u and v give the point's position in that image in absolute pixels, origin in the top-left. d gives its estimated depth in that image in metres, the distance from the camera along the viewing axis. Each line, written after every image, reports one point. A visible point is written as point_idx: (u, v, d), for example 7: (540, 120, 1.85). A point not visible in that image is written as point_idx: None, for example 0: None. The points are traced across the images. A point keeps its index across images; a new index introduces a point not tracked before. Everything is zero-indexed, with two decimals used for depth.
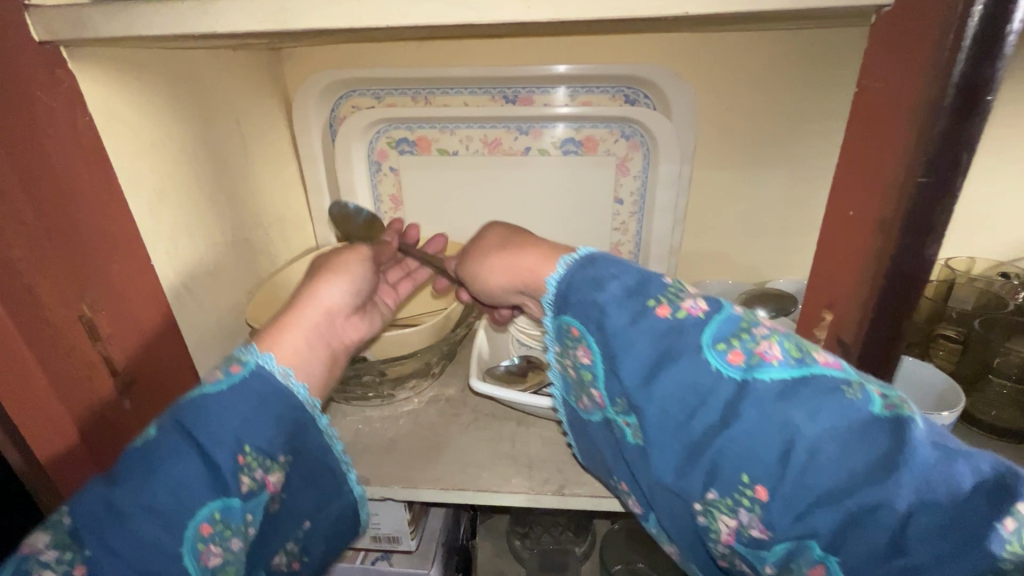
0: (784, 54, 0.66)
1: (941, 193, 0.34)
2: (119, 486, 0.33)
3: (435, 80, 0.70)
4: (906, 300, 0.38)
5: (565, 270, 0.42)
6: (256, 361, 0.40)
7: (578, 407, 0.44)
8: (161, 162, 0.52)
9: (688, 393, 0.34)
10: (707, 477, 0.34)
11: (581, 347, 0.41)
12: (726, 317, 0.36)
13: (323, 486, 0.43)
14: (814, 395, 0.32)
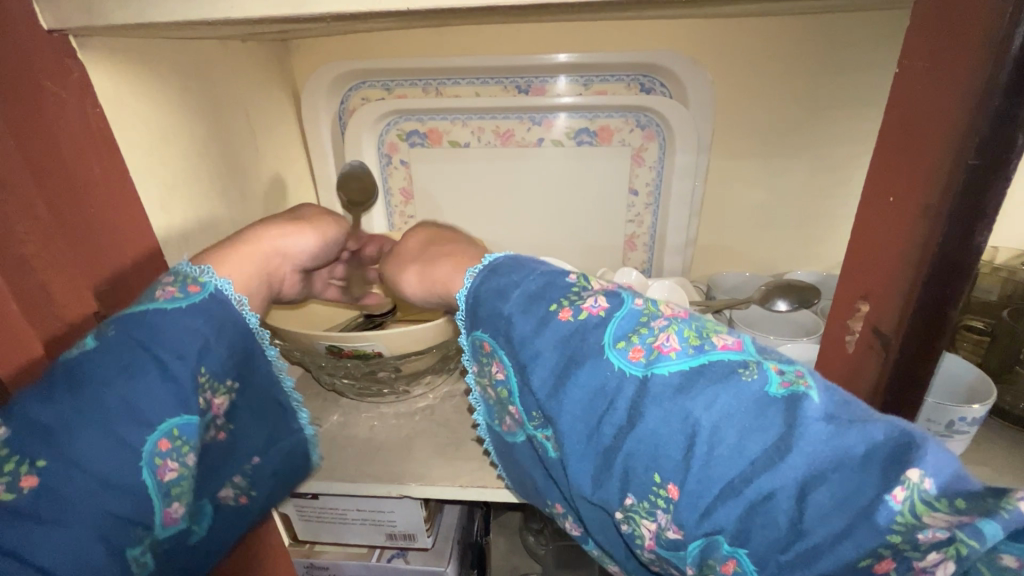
0: (809, 37, 0.62)
1: (991, 180, 0.28)
2: (57, 398, 0.31)
3: (445, 70, 0.68)
4: (951, 292, 0.31)
5: (473, 281, 0.39)
6: (215, 284, 0.39)
7: (505, 425, 0.40)
8: (175, 155, 0.50)
9: (595, 397, 0.31)
10: (623, 483, 0.30)
11: (496, 363, 0.37)
12: (625, 313, 0.33)
13: (271, 421, 0.45)
14: (709, 385, 0.29)
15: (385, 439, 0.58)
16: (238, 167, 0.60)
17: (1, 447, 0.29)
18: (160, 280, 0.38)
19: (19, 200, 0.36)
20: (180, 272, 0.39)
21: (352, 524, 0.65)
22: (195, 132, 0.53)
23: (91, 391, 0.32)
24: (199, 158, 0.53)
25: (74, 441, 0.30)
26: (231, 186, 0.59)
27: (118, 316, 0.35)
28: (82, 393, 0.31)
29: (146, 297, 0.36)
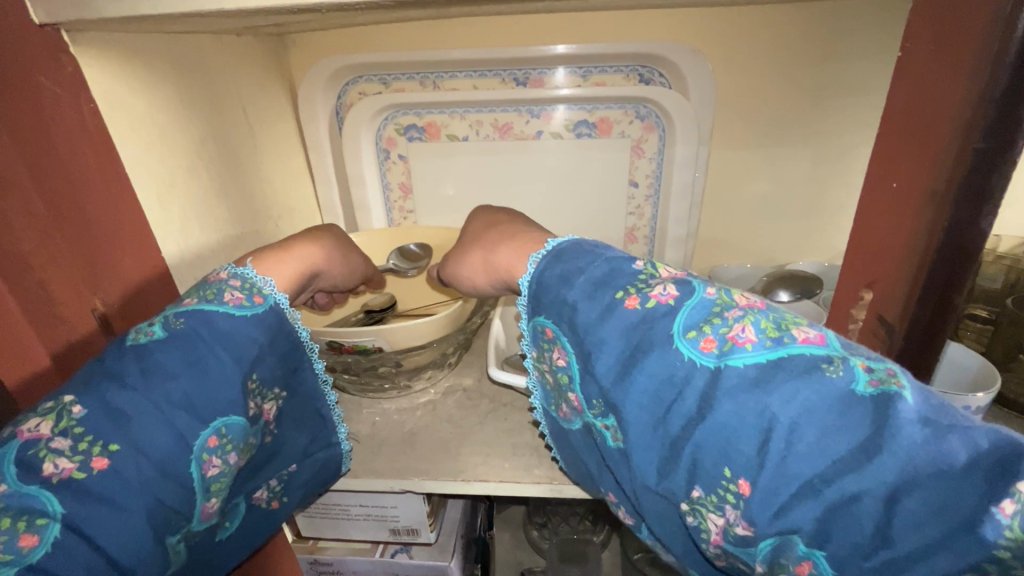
0: (811, 24, 0.61)
1: (998, 160, 0.27)
2: (125, 384, 0.32)
3: (443, 63, 0.67)
4: (958, 275, 0.30)
5: (535, 267, 0.39)
6: (275, 299, 0.41)
7: (562, 412, 0.40)
8: (172, 152, 0.49)
9: (663, 386, 0.30)
10: (691, 474, 0.29)
11: (557, 349, 0.37)
12: (697, 302, 0.31)
13: (314, 430, 0.47)
14: (789, 380, 0.27)
15: (388, 434, 0.58)
16: (237, 163, 0.60)
17: (74, 422, 0.30)
18: (224, 283, 0.40)
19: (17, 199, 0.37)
20: (246, 279, 0.41)
21: (356, 519, 0.65)
22: (192, 128, 0.52)
23: (157, 382, 0.33)
24: (197, 154, 0.53)
25: (140, 427, 0.32)
26: (230, 183, 0.58)
27: (183, 309, 0.37)
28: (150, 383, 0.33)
29: (210, 300, 0.38)
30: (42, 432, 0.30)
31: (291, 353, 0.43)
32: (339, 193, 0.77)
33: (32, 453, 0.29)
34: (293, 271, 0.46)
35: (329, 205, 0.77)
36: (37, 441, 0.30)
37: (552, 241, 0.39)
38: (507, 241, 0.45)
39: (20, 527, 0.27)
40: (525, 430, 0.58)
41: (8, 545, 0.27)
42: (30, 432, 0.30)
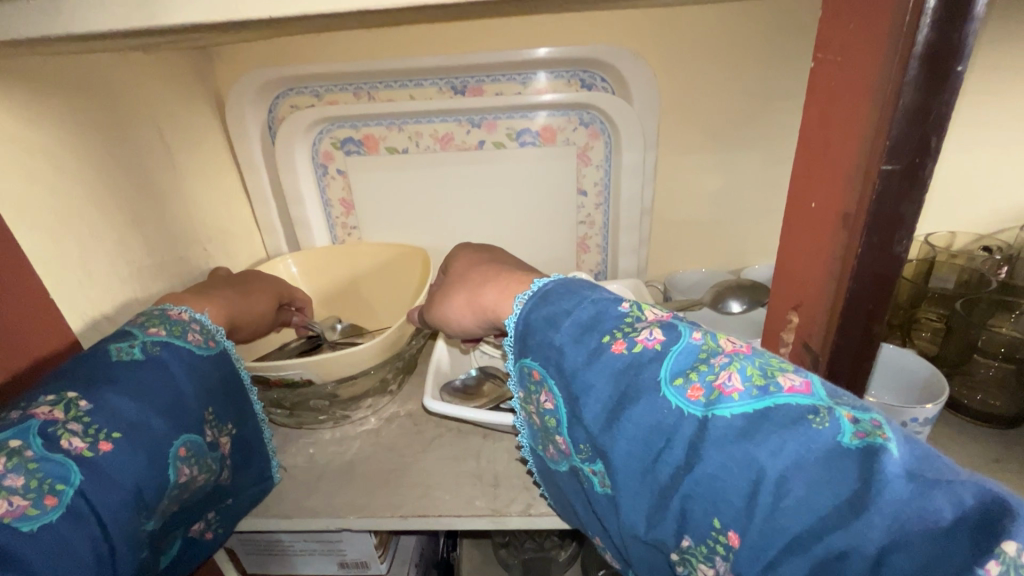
0: (751, 25, 0.59)
1: (907, 186, 0.25)
2: (118, 389, 0.36)
3: (377, 74, 0.64)
4: (880, 303, 0.29)
5: (521, 309, 0.37)
6: (226, 345, 0.46)
7: (545, 455, 0.39)
8: (64, 183, 0.46)
9: (650, 435, 0.29)
10: (680, 525, 0.28)
11: (544, 392, 0.35)
12: (683, 347, 0.30)
13: (253, 465, 0.49)
14: (775, 430, 0.25)
15: (326, 467, 0.55)
16: (153, 188, 0.56)
17: (84, 412, 0.34)
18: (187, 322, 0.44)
19: None
20: (205, 325, 0.45)
21: (302, 554, 0.62)
22: (91, 155, 0.49)
23: (146, 395, 0.37)
24: (100, 183, 0.49)
25: (140, 431, 0.36)
26: (144, 209, 0.55)
27: (160, 338, 0.41)
28: (134, 393, 0.37)
29: (177, 334, 0.42)
30: (55, 416, 0.33)
31: (238, 393, 0.46)
32: (279, 211, 0.74)
33: (51, 430, 0.33)
34: None
35: (268, 224, 0.74)
36: (53, 423, 0.33)
37: (538, 281, 0.38)
38: (492, 281, 0.43)
39: (44, 489, 0.31)
40: (468, 456, 0.56)
41: (35, 502, 0.30)
42: (45, 414, 0.33)
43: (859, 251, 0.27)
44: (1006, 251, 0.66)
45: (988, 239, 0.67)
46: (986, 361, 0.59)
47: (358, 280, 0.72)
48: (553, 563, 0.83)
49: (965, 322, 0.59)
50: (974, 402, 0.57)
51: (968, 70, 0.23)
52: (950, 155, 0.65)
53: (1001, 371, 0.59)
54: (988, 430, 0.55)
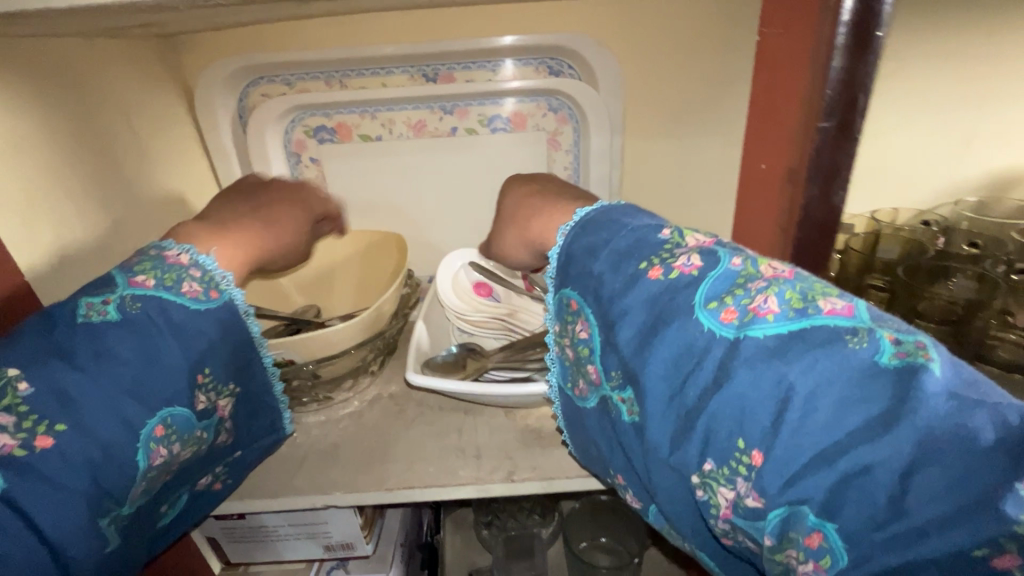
0: (706, 14, 0.63)
1: (842, 141, 0.28)
2: (74, 367, 0.35)
3: (349, 61, 0.65)
4: (823, 249, 0.32)
5: (564, 240, 0.43)
6: (231, 295, 0.44)
7: (578, 389, 0.43)
8: (32, 166, 0.45)
9: (683, 354, 0.32)
10: (705, 445, 0.31)
11: (581, 321, 0.40)
12: (720, 273, 0.33)
13: (259, 418, 0.50)
14: (808, 349, 0.29)
15: (310, 448, 0.56)
16: (122, 175, 0.56)
17: (18, 400, 0.32)
18: (184, 271, 0.42)
19: None
20: (207, 270, 0.44)
21: (287, 539, 0.63)
22: (59, 139, 0.48)
23: (118, 368, 0.36)
24: (68, 169, 0.49)
25: (87, 415, 0.34)
26: (114, 196, 0.54)
27: (144, 295, 0.39)
28: (99, 369, 0.35)
29: (167, 287, 0.41)
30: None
31: (244, 347, 0.46)
32: None
33: None
34: None
35: None
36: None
37: (580, 212, 0.43)
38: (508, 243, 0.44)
39: None
40: (451, 432, 0.57)
41: None
42: None
43: (803, 200, 0.30)
44: (942, 223, 0.72)
45: (928, 213, 0.73)
46: (924, 322, 0.64)
47: (334, 268, 0.72)
48: (538, 539, 0.86)
49: None
50: None
51: (887, 35, 0.26)
52: (889, 136, 0.70)
53: (938, 331, 0.64)
54: None
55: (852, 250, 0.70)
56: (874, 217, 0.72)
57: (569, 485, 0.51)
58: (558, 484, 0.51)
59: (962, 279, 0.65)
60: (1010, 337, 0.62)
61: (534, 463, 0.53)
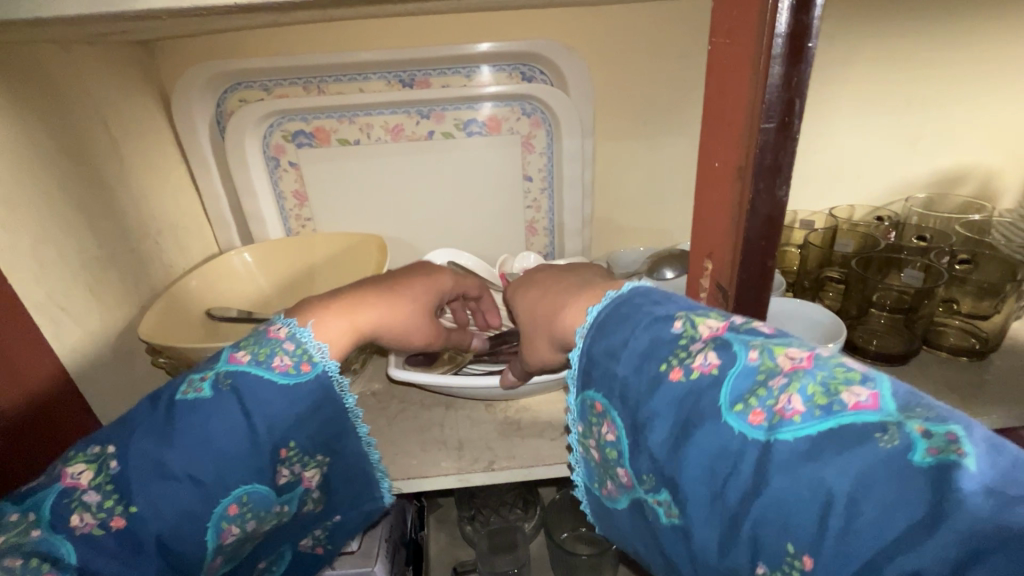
0: (670, 22, 0.67)
1: (782, 139, 0.32)
2: (165, 441, 0.35)
3: (328, 67, 0.66)
4: (770, 238, 0.35)
5: (583, 343, 0.36)
6: (324, 365, 0.41)
7: (606, 492, 0.37)
8: (11, 171, 0.46)
9: (716, 460, 0.28)
10: (753, 551, 0.27)
11: (606, 423, 0.34)
12: (740, 370, 0.29)
13: (359, 488, 0.47)
14: (840, 452, 0.25)
15: None
16: (101, 181, 0.56)
17: (106, 479, 0.34)
18: (280, 343, 0.41)
19: None
20: (301, 342, 0.41)
21: None
22: (37, 145, 0.49)
23: (196, 445, 0.36)
24: (48, 175, 0.49)
25: (156, 493, 0.34)
26: (93, 202, 0.55)
27: (233, 369, 0.39)
28: (183, 445, 0.35)
29: (260, 361, 0.39)
30: (81, 482, 0.34)
31: (336, 420, 0.42)
32: (230, 206, 0.74)
33: (68, 502, 0.34)
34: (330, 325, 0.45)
35: (218, 218, 0.74)
36: (76, 490, 0.34)
37: (590, 309, 0.37)
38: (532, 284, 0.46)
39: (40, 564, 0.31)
40: (432, 426, 0.59)
41: None
42: (74, 479, 0.34)
43: (752, 194, 0.34)
44: (895, 219, 0.78)
45: (882, 210, 0.79)
46: (878, 311, 0.69)
47: (313, 270, 0.73)
48: (520, 532, 0.88)
49: (862, 278, 0.68)
50: (874, 348, 0.65)
51: (816, 46, 0.30)
52: (842, 138, 0.75)
53: (891, 319, 0.68)
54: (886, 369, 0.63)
55: (811, 246, 0.73)
56: (833, 214, 0.78)
57: (548, 471, 0.54)
58: (537, 471, 0.54)
59: (912, 270, 0.69)
60: (954, 323, 0.69)
61: (514, 453, 0.55)
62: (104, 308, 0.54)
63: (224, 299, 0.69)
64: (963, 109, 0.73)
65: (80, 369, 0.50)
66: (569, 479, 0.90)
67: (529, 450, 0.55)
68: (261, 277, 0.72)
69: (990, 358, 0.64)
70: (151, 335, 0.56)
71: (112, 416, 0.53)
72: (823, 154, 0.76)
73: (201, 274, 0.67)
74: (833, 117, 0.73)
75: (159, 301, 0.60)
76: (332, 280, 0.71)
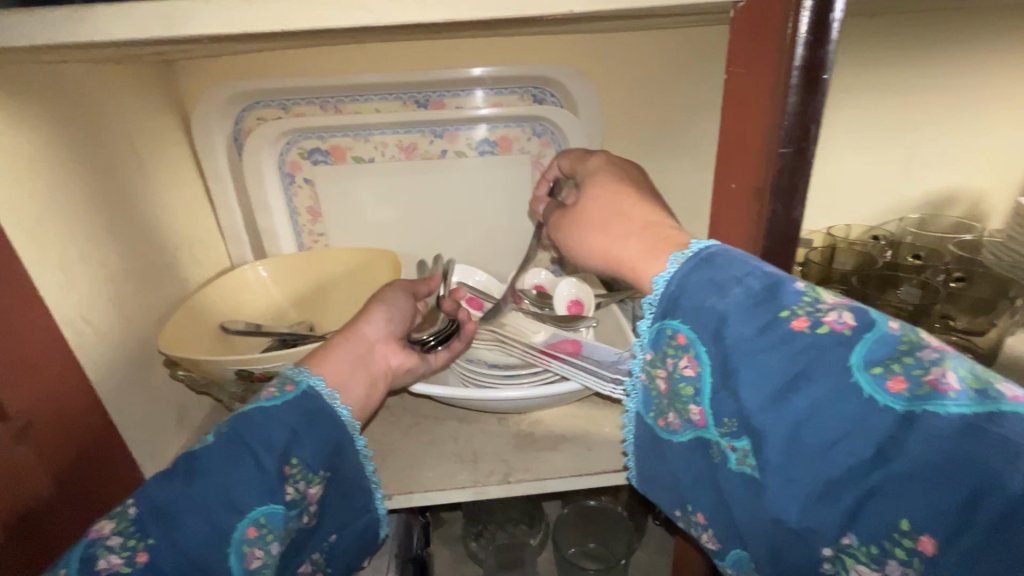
0: (676, 48, 0.70)
1: (799, 162, 0.34)
2: (176, 479, 0.37)
3: (344, 88, 0.68)
4: (785, 255, 0.37)
5: (676, 268, 0.36)
6: (307, 382, 0.46)
7: (667, 424, 0.38)
8: (44, 186, 0.47)
9: (831, 420, 0.28)
10: (849, 517, 0.27)
11: (686, 357, 0.35)
12: (880, 337, 0.29)
13: (353, 501, 0.47)
14: (998, 437, 0.24)
15: None
16: (125, 196, 0.57)
17: (129, 522, 0.35)
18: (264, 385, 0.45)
19: (21, 397, 0.43)
20: (283, 375, 0.46)
21: None
22: (69, 160, 0.50)
23: (203, 481, 0.37)
24: (76, 188, 0.50)
25: (176, 530, 0.36)
26: (117, 215, 0.55)
27: (229, 415, 0.41)
28: (197, 479, 0.37)
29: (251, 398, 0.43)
30: (103, 532, 0.35)
31: (331, 433, 0.45)
32: (244, 221, 0.75)
33: (92, 551, 0.34)
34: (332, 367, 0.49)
35: (232, 233, 0.75)
36: (99, 539, 0.35)
37: (696, 242, 0.37)
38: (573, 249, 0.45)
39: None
40: (446, 439, 0.59)
41: None
42: (97, 532, 0.35)
43: (769, 212, 0.36)
44: (889, 238, 0.80)
45: (876, 229, 0.81)
46: None
47: (326, 284, 0.73)
48: (527, 548, 0.89)
49: (862, 295, 0.71)
50: None
51: (830, 79, 0.32)
52: (840, 160, 0.78)
53: None
54: None
55: (812, 263, 0.75)
56: (830, 233, 0.80)
57: (562, 483, 0.54)
58: (552, 483, 0.54)
59: (908, 288, 0.70)
60: (950, 340, 0.70)
61: (528, 466, 0.55)
62: (125, 320, 0.55)
63: (237, 313, 0.69)
64: (950, 134, 0.77)
65: (102, 380, 0.50)
66: (575, 493, 0.91)
67: (544, 463, 0.56)
68: (275, 291, 0.73)
69: None
70: (169, 347, 0.57)
71: (130, 428, 0.53)
72: (821, 174, 0.79)
73: (216, 288, 0.68)
74: (828, 139, 0.76)
75: (175, 313, 0.61)
76: (345, 296, 0.72)
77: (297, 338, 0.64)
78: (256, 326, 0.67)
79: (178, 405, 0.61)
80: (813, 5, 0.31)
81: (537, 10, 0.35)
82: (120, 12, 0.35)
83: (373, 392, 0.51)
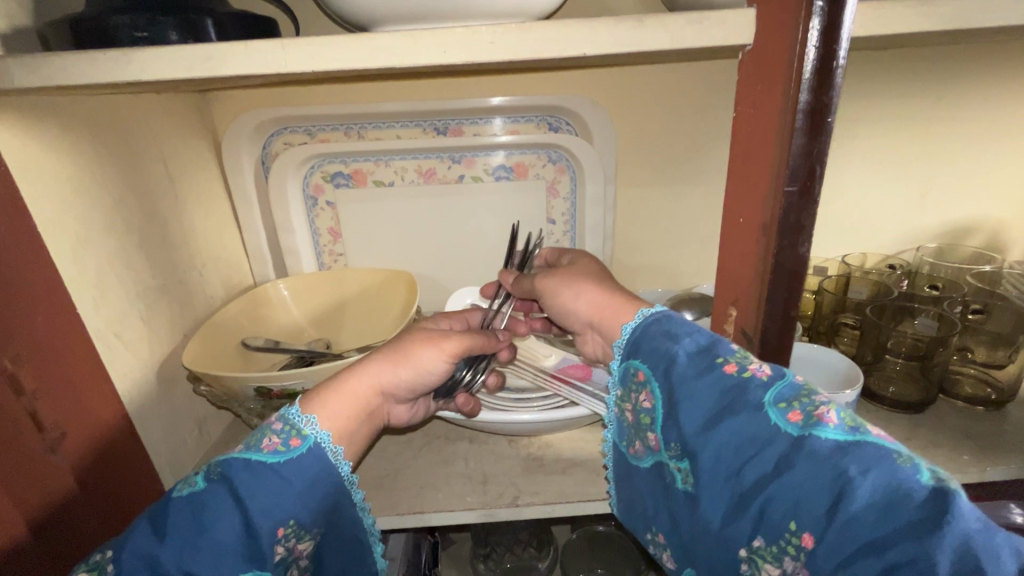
0: (690, 81, 0.71)
1: (805, 199, 0.35)
2: (163, 537, 0.35)
3: (367, 115, 0.71)
4: (793, 289, 0.38)
5: (643, 321, 0.43)
6: (315, 437, 0.42)
7: (631, 451, 0.43)
8: (83, 208, 0.50)
9: (745, 442, 0.34)
10: (755, 524, 0.32)
11: (645, 392, 0.41)
12: (788, 382, 0.35)
13: (352, 556, 0.46)
14: (862, 456, 0.30)
15: None
16: (157, 217, 0.60)
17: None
18: (268, 427, 0.42)
19: (61, 407, 0.45)
20: (289, 421, 0.43)
21: None
22: (108, 184, 0.53)
23: (191, 540, 0.35)
24: (113, 209, 0.53)
25: None
26: (150, 235, 0.58)
27: (224, 459, 0.40)
28: (185, 541, 0.35)
29: (252, 446, 0.41)
30: None
31: (331, 492, 0.42)
32: (268, 242, 0.78)
33: None
34: (343, 420, 0.45)
35: (256, 252, 0.78)
36: None
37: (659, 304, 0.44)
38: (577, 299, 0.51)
39: None
40: (457, 460, 0.60)
41: None
42: None
43: (777, 246, 0.36)
44: (906, 267, 0.80)
45: (893, 259, 0.81)
46: (893, 358, 0.70)
47: (344, 302, 0.76)
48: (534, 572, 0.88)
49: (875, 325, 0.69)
50: (891, 394, 0.66)
51: (835, 122, 0.33)
52: (854, 189, 0.78)
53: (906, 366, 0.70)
54: (904, 415, 0.64)
55: (826, 292, 0.75)
56: (845, 261, 0.80)
57: (572, 507, 0.54)
58: (560, 507, 0.54)
59: (926, 319, 0.70)
60: (967, 372, 0.70)
61: (537, 489, 0.56)
62: (152, 336, 0.57)
63: (259, 329, 0.72)
64: (968, 165, 0.77)
65: (127, 393, 0.53)
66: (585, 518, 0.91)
67: (554, 486, 0.56)
68: (295, 309, 0.75)
69: (1007, 409, 0.64)
70: (192, 363, 0.59)
71: (152, 439, 0.55)
72: (835, 204, 0.79)
73: (240, 306, 0.70)
74: (843, 169, 0.77)
75: (200, 329, 0.63)
76: (363, 315, 0.74)
77: (319, 356, 0.66)
78: (274, 342, 0.69)
79: (199, 418, 0.63)
80: (817, 51, 0.32)
81: (553, 53, 0.37)
82: (164, 53, 0.38)
83: (369, 443, 0.49)
